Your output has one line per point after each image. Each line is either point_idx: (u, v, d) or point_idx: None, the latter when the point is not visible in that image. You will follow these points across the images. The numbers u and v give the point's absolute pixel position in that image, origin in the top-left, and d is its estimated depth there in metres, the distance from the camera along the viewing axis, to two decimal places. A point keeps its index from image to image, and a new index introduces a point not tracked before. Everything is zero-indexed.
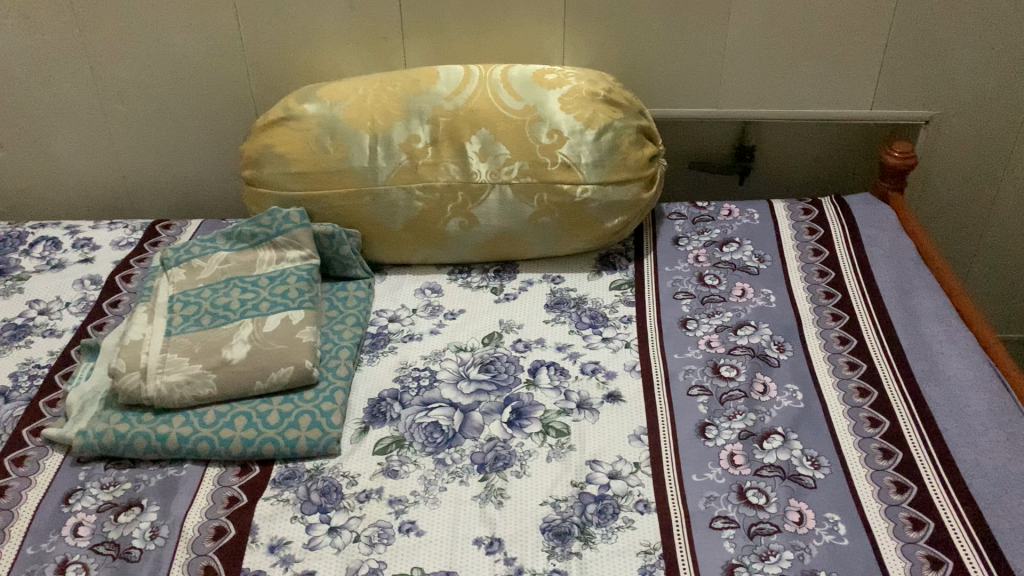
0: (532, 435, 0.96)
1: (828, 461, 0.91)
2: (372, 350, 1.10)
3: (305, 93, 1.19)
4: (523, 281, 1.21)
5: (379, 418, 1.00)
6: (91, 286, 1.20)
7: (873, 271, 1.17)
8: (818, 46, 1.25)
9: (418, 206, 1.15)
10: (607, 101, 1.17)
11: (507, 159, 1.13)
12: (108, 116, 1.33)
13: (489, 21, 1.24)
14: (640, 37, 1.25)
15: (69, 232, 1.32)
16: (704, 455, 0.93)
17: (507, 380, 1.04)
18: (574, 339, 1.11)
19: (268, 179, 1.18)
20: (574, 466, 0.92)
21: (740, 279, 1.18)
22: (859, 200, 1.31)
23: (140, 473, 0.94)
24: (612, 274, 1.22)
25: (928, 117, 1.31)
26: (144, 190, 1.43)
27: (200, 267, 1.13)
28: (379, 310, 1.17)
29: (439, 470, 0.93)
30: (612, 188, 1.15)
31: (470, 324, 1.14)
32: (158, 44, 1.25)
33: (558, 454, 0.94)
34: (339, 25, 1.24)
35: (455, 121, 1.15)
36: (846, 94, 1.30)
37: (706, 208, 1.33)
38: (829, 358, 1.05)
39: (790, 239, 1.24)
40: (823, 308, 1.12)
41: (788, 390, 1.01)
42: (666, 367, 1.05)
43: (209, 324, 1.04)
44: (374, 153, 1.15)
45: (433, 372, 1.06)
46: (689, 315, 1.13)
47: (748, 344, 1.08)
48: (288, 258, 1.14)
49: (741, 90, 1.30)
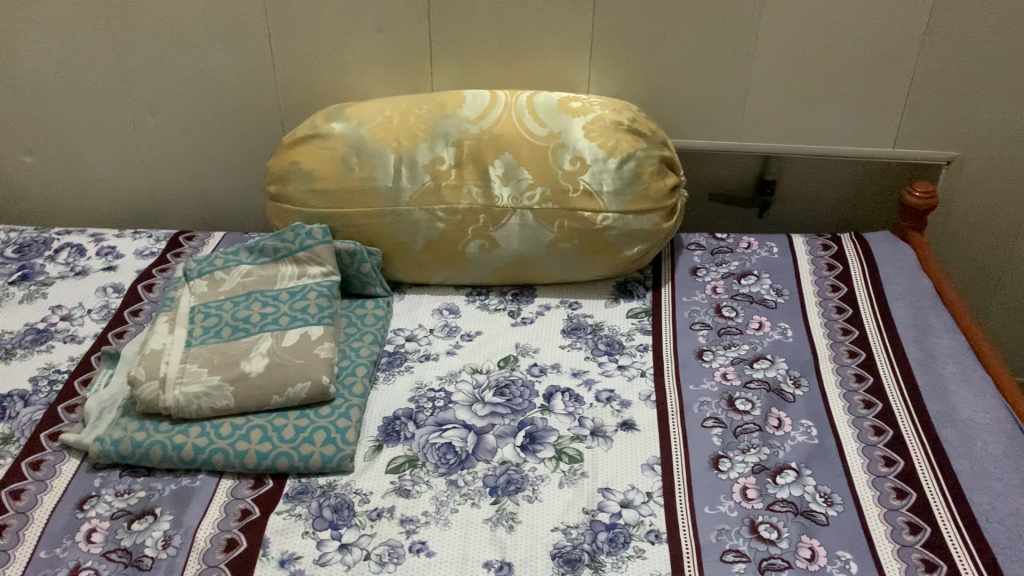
0: (485, 503, 0.91)
1: (841, 499, 0.91)
2: (389, 368, 1.10)
3: (333, 112, 1.20)
4: (541, 305, 1.21)
5: (393, 436, 1.00)
6: (114, 294, 1.22)
7: (891, 309, 1.17)
8: (844, 79, 1.25)
9: (440, 227, 1.16)
10: (631, 130, 1.17)
11: (529, 184, 1.14)
12: (137, 127, 1.35)
13: (516, 45, 1.25)
14: (666, 68, 1.26)
15: (93, 240, 1.33)
16: (716, 487, 0.93)
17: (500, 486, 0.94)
18: (589, 365, 1.10)
19: (292, 195, 1.18)
20: (522, 543, 0.87)
21: (757, 312, 1.18)
22: (878, 238, 1.31)
23: (154, 481, 0.95)
24: (629, 302, 1.21)
25: (951, 158, 1.31)
26: (167, 202, 1.43)
27: (221, 279, 1.12)
28: (396, 329, 1.16)
29: (450, 492, 0.93)
30: (633, 217, 1.15)
31: (487, 346, 1.13)
32: (190, 61, 1.27)
33: (505, 526, 0.89)
34: (369, 46, 1.25)
35: (480, 145, 1.16)
36: (869, 129, 1.30)
37: (725, 239, 1.33)
38: (845, 395, 1.05)
39: (808, 273, 1.25)
40: (840, 345, 1.12)
41: (803, 426, 1.01)
42: (681, 398, 1.05)
43: (228, 336, 1.04)
44: (398, 174, 1.16)
45: (449, 393, 1.05)
46: (706, 346, 1.12)
47: (764, 377, 1.07)
48: (309, 275, 1.13)
49: (765, 125, 1.31)
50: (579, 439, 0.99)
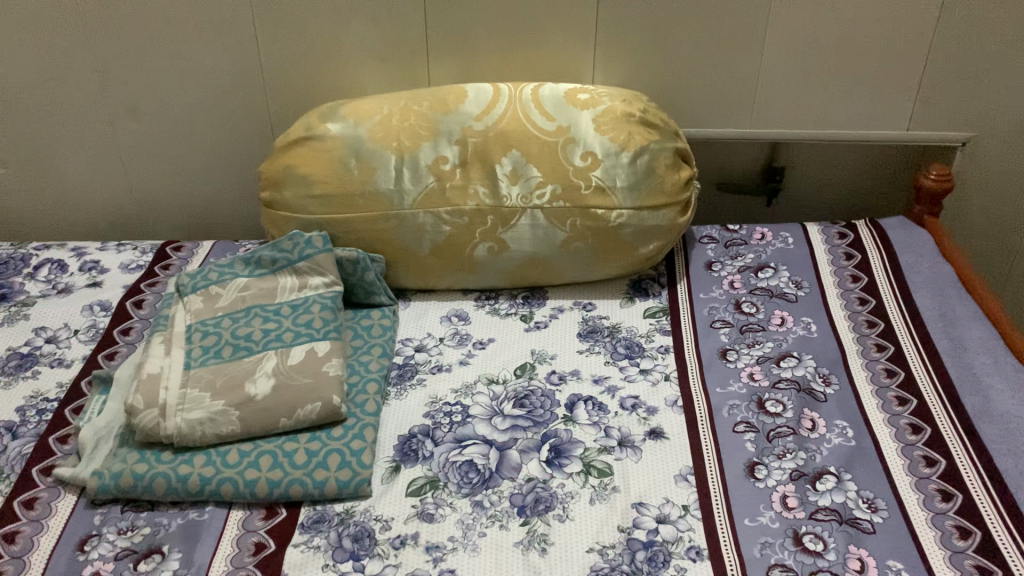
0: (515, 525, 0.86)
1: (885, 504, 0.87)
2: (400, 382, 1.04)
3: (328, 112, 1.14)
4: (553, 308, 1.16)
5: (411, 456, 0.94)
6: (101, 312, 1.14)
7: (914, 298, 1.13)
8: (858, 61, 1.21)
9: (446, 230, 1.10)
10: (643, 122, 1.12)
11: (538, 183, 1.09)
12: (116, 132, 1.27)
13: (517, 36, 1.19)
14: (674, 56, 1.21)
15: (74, 254, 1.26)
16: (755, 497, 0.89)
17: (528, 505, 0.88)
18: (610, 371, 1.05)
19: (288, 201, 1.12)
20: (556, 568, 0.82)
21: (779, 306, 1.14)
22: (893, 224, 1.28)
23: (159, 516, 0.89)
24: (645, 300, 1.16)
25: (965, 139, 1.27)
26: (151, 211, 1.36)
27: (217, 294, 1.06)
28: (404, 339, 1.11)
29: (477, 514, 0.87)
30: (647, 214, 1.11)
31: (501, 355, 1.08)
32: (172, 62, 1.20)
33: (537, 550, 0.84)
34: (363, 42, 1.19)
35: (485, 142, 1.10)
36: (882, 112, 1.26)
37: (738, 230, 1.29)
38: (877, 392, 1.01)
39: (826, 264, 1.20)
40: (867, 338, 1.08)
41: (838, 427, 0.96)
42: (709, 402, 1.00)
43: (230, 356, 0.98)
44: (400, 176, 1.10)
45: (466, 407, 1.00)
46: (729, 345, 1.08)
47: (792, 377, 1.03)
48: (310, 286, 1.07)
49: (776, 112, 1.26)
50: (607, 451, 0.94)
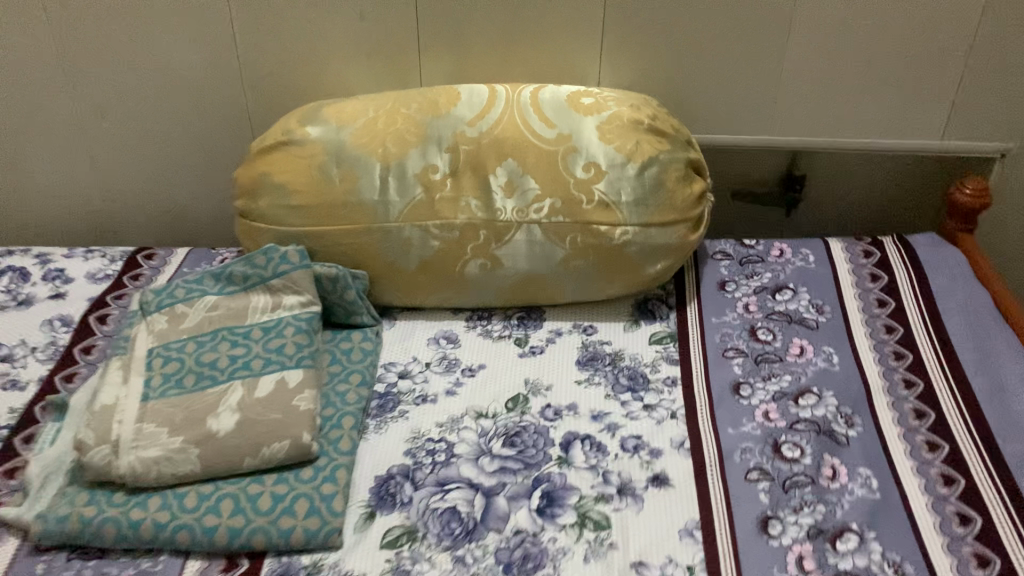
0: None
1: (914, 570, 0.78)
2: (380, 415, 0.95)
3: (308, 114, 1.05)
4: (550, 331, 1.07)
5: (388, 502, 0.85)
6: (61, 328, 1.06)
7: (946, 326, 1.03)
8: (891, 63, 1.10)
9: (435, 245, 1.01)
10: (652, 130, 1.03)
11: (536, 196, 0.99)
12: (84, 131, 1.18)
13: (515, 34, 1.09)
14: (688, 57, 1.11)
15: (38, 261, 1.17)
16: (768, 557, 0.79)
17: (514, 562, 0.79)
18: (610, 406, 0.96)
19: (263, 211, 1.03)
20: None
21: (797, 334, 1.04)
22: (923, 241, 1.17)
23: (108, 566, 0.80)
24: (650, 324, 1.07)
25: (1006, 149, 1.17)
26: (125, 214, 1.27)
27: (183, 313, 0.97)
28: (387, 364, 1.02)
29: (457, 572, 0.78)
30: (655, 231, 1.01)
31: (492, 384, 0.99)
32: (143, 56, 1.11)
33: None
34: (348, 38, 1.09)
35: (479, 150, 1.00)
36: (915, 120, 1.15)
37: (754, 246, 1.19)
38: (905, 436, 0.91)
39: (850, 287, 1.10)
40: (894, 373, 0.98)
41: (861, 476, 0.87)
42: (719, 444, 0.91)
43: (192, 386, 0.89)
44: (385, 186, 1.00)
45: (451, 445, 0.91)
46: (742, 378, 0.98)
47: (811, 417, 0.93)
48: (285, 306, 0.98)
49: (798, 117, 1.16)
50: (604, 500, 0.85)
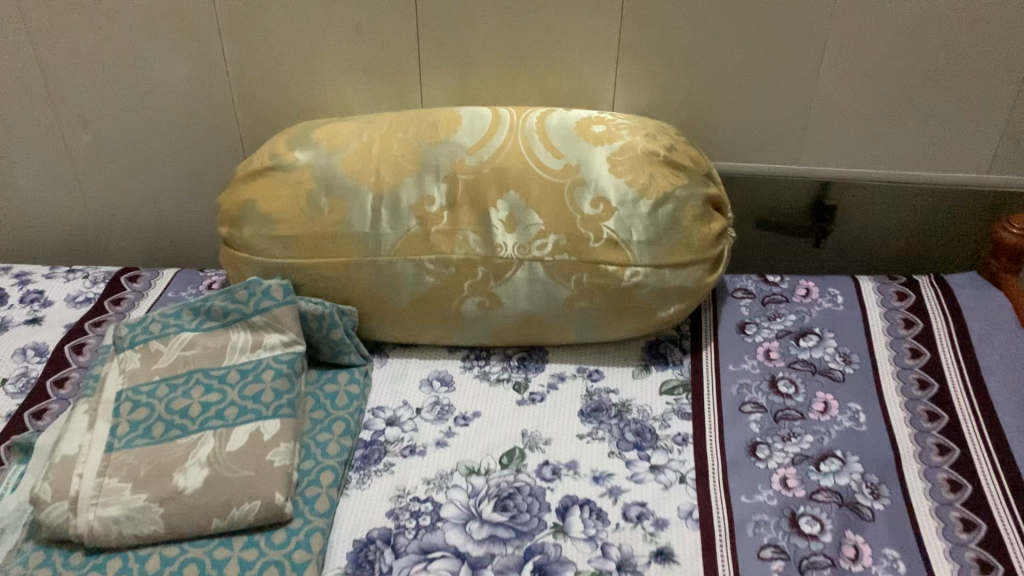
0: None
1: None
2: (363, 468, 0.88)
3: (298, 136, 0.98)
4: (553, 375, 0.99)
5: (365, 570, 0.77)
6: (34, 358, 1.00)
7: (987, 381, 0.93)
8: (935, 89, 1.01)
9: (429, 281, 0.93)
10: (668, 162, 0.94)
11: (540, 231, 0.91)
12: (68, 144, 1.11)
13: (523, 52, 1.01)
14: (710, 79, 1.02)
15: (17, 283, 1.12)
16: None
17: None
18: (614, 466, 0.88)
19: (247, 241, 0.96)
20: None
21: (821, 387, 0.96)
22: (962, 281, 1.08)
23: None
24: (663, 371, 1.00)
25: None
26: (113, 231, 1.21)
27: (158, 351, 0.91)
28: (375, 409, 0.95)
29: None
30: (669, 272, 0.92)
31: (487, 436, 0.91)
32: (126, 68, 1.04)
33: None
34: (344, 53, 1.02)
35: (479, 180, 0.93)
36: (959, 149, 1.06)
37: (778, 284, 1.11)
38: (938, 512, 0.81)
39: (880, 334, 1.01)
40: (927, 436, 0.88)
41: (887, 558, 0.78)
42: (730, 516, 0.82)
43: (160, 436, 0.83)
44: (377, 217, 0.93)
45: (437, 506, 0.84)
46: (759, 438, 0.90)
47: (833, 487, 0.85)
48: (266, 345, 0.92)
49: (830, 144, 1.07)
50: None
